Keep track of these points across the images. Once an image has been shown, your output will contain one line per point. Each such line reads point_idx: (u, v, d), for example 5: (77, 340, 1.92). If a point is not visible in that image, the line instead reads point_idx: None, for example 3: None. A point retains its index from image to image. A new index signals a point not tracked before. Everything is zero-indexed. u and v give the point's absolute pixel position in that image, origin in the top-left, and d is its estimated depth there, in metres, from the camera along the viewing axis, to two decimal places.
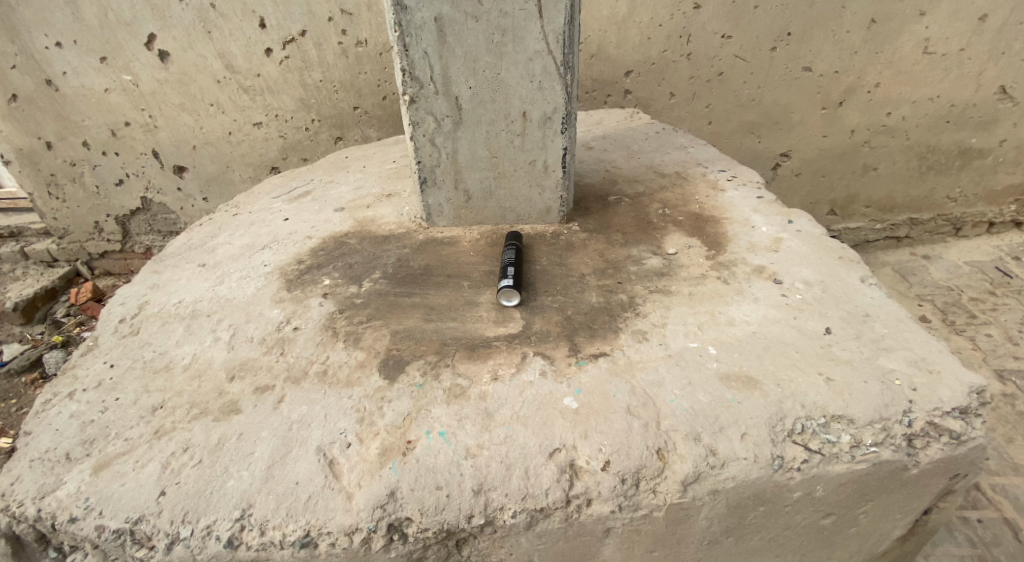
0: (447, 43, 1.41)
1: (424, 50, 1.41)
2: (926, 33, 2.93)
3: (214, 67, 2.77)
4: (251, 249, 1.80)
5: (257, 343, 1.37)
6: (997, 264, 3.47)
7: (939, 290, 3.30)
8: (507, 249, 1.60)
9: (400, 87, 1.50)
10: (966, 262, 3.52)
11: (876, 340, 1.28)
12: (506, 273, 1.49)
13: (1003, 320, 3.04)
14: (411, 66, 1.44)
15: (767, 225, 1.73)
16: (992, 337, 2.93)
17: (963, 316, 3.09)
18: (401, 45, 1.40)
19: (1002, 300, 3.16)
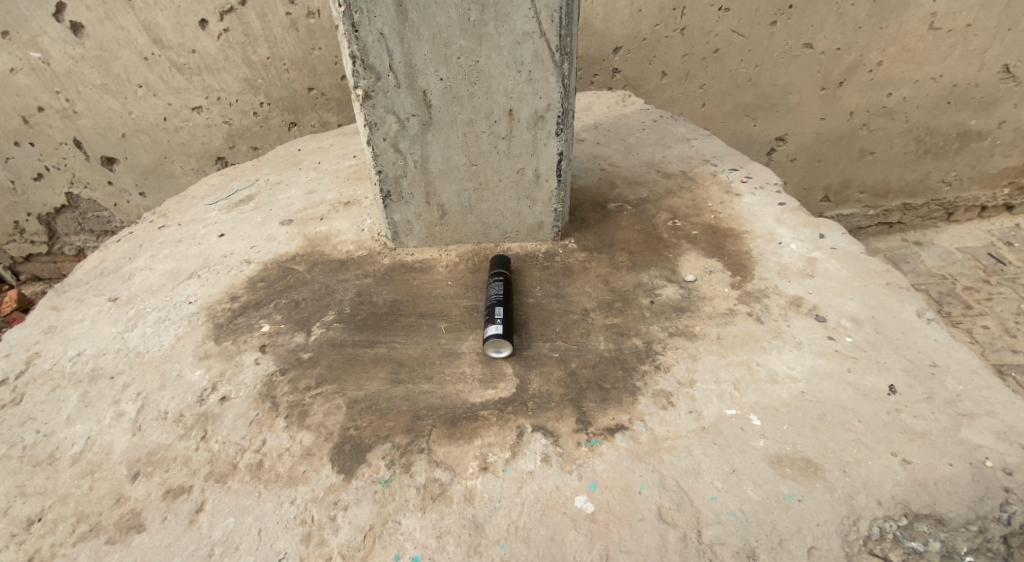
0: (409, 21, 1.07)
1: (379, 32, 1.08)
2: (933, 6, 2.54)
3: (139, 42, 2.25)
4: (174, 278, 1.44)
5: (171, 421, 1.05)
6: (990, 251, 3.03)
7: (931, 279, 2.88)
8: (494, 278, 1.29)
9: (350, 78, 1.16)
10: (958, 248, 3.08)
11: (952, 403, 1.05)
12: (493, 315, 1.18)
13: (999, 311, 2.64)
14: (363, 52, 1.10)
15: (795, 242, 1.47)
16: (989, 329, 2.55)
17: (958, 308, 2.69)
18: (349, 25, 1.06)
19: (997, 289, 2.74)
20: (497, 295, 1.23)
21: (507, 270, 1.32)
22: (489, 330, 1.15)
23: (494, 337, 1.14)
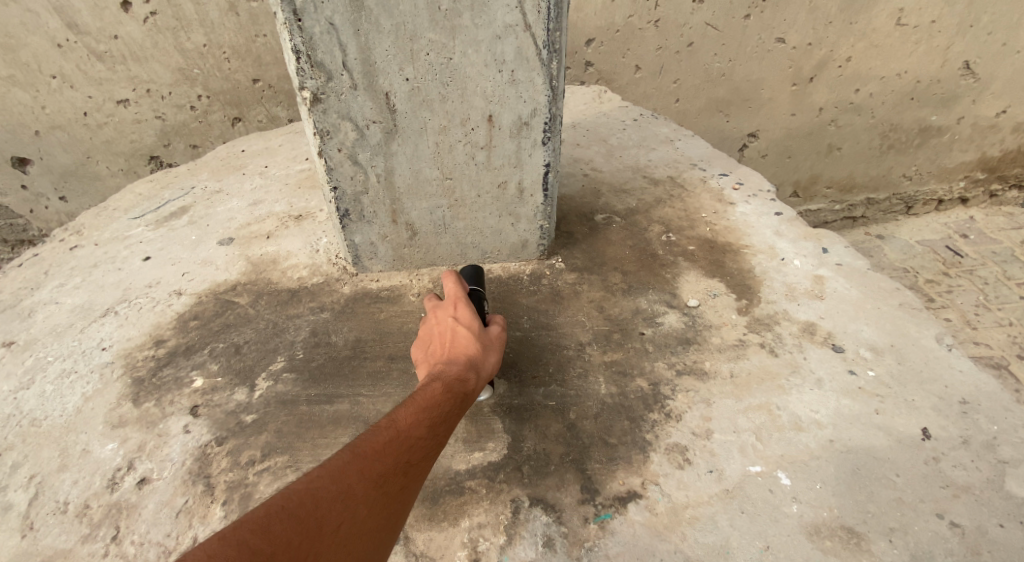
0: (366, 9, 0.87)
1: (328, 22, 0.87)
2: (901, 2, 2.47)
3: (50, 26, 1.93)
4: (85, 315, 1.18)
5: (73, 516, 0.83)
6: (947, 243, 2.99)
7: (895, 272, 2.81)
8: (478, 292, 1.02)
9: (295, 77, 0.95)
10: (920, 240, 3.02)
11: (989, 447, 0.95)
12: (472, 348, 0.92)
13: (960, 303, 2.57)
14: (309, 46, 0.89)
15: (799, 257, 1.33)
16: (950, 322, 2.48)
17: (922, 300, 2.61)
18: (290, 13, 0.85)
19: (956, 281, 2.68)
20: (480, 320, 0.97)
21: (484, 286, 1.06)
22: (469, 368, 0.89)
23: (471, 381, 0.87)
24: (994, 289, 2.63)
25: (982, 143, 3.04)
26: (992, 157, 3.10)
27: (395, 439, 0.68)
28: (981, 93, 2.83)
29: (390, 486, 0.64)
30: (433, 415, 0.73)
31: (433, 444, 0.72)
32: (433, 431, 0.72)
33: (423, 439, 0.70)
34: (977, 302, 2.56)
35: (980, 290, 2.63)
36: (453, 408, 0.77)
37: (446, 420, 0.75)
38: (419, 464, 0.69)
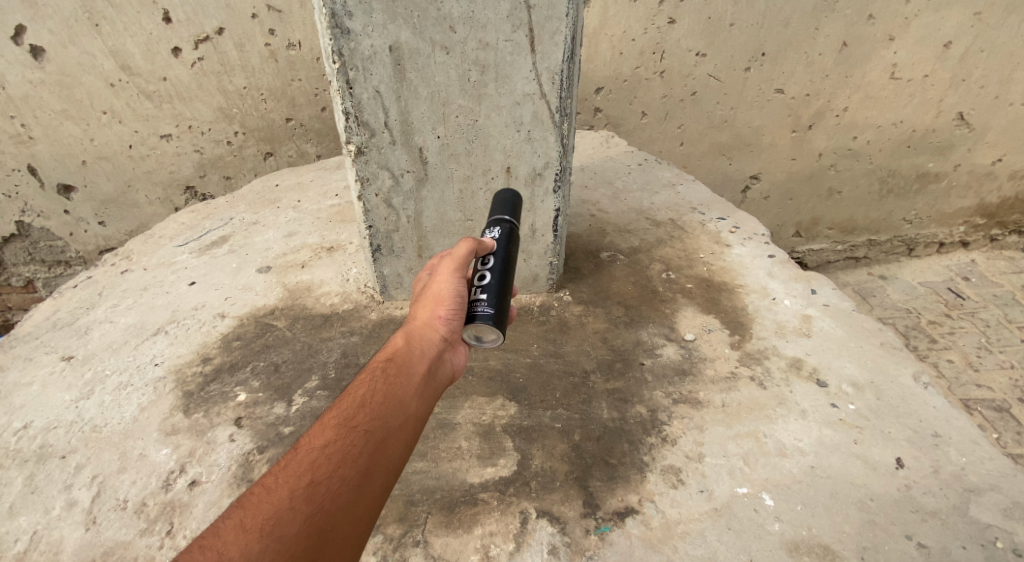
0: (407, 80, 1.02)
1: (375, 89, 1.02)
2: (894, 59, 2.63)
3: (107, 68, 2.12)
4: (138, 334, 1.31)
5: (132, 512, 0.94)
6: (950, 285, 3.08)
7: (898, 313, 2.90)
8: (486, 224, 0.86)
9: (342, 133, 1.10)
10: (921, 282, 3.12)
11: (957, 476, 1.04)
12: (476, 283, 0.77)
13: (962, 345, 2.64)
14: (357, 109, 1.04)
15: (789, 297, 1.44)
16: (953, 364, 2.55)
17: (924, 341, 2.69)
18: (343, 82, 1.00)
19: (958, 323, 2.76)
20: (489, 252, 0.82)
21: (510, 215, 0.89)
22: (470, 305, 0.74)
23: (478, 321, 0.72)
24: (996, 332, 2.70)
25: (980, 189, 3.16)
26: (990, 203, 3.22)
27: (294, 461, 0.57)
28: (976, 142, 2.96)
29: (284, 513, 0.52)
30: (347, 412, 0.62)
31: (363, 430, 0.61)
32: (352, 423, 0.61)
33: (334, 442, 0.59)
34: (979, 344, 2.64)
35: (982, 333, 2.70)
36: (385, 389, 0.65)
37: (373, 402, 0.63)
38: (336, 469, 0.56)
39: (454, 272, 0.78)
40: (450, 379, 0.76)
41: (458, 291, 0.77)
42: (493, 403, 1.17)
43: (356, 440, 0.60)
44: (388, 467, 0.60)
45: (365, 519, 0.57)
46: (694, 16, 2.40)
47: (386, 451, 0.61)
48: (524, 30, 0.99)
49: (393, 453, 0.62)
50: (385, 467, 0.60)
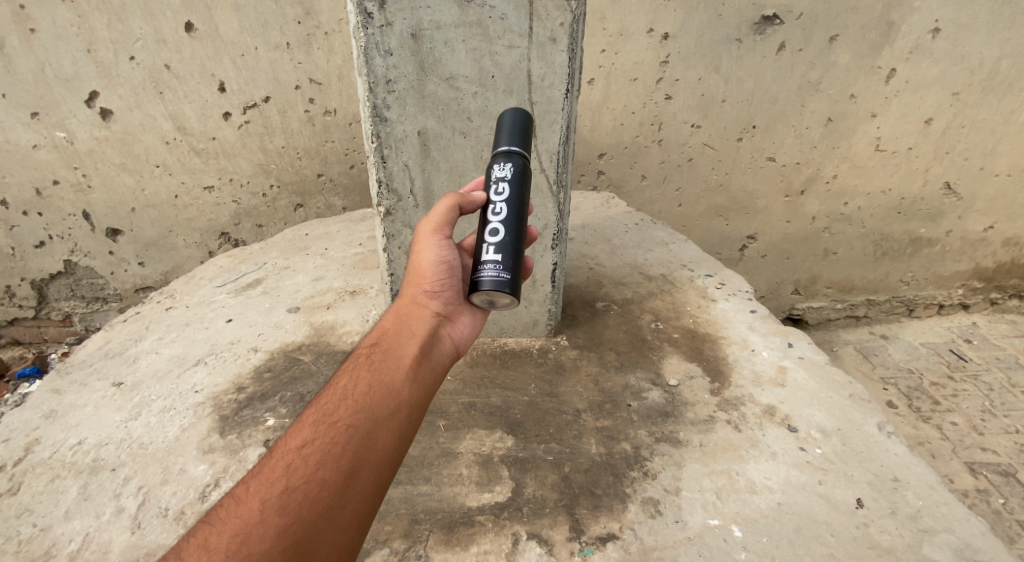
0: (431, 157, 1.31)
1: (404, 163, 1.32)
2: (877, 133, 2.83)
3: (164, 128, 2.39)
4: (180, 363, 1.49)
5: (172, 519, 1.07)
6: (952, 346, 3.18)
7: (901, 372, 2.97)
8: (492, 165, 0.89)
9: (375, 198, 1.38)
10: (921, 342, 3.22)
11: (914, 517, 1.14)
12: (484, 241, 0.84)
13: (965, 407, 2.70)
14: (389, 178, 1.33)
15: (767, 349, 1.58)
16: (958, 426, 2.60)
17: (927, 403, 2.74)
18: (379, 157, 1.30)
19: (961, 386, 2.83)
20: (500, 200, 0.86)
21: (522, 146, 0.91)
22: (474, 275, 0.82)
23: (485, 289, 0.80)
24: (999, 395, 2.77)
25: (974, 255, 3.30)
26: (986, 268, 3.35)
27: (276, 466, 0.70)
28: (965, 209, 3.12)
29: (256, 524, 0.64)
30: (328, 410, 0.76)
31: (340, 426, 0.73)
32: (327, 424, 0.74)
33: (314, 441, 0.72)
34: (982, 407, 2.70)
35: (985, 396, 2.77)
36: (368, 379, 0.79)
37: (349, 398, 0.76)
38: (314, 469, 0.69)
39: (433, 241, 0.91)
40: (450, 347, 0.91)
41: (438, 258, 0.91)
42: (492, 435, 1.30)
43: (330, 437, 0.72)
44: (372, 453, 0.73)
45: (351, 509, 0.69)
46: (688, 92, 2.64)
47: (370, 437, 0.74)
48: None
49: (376, 441, 0.74)
50: (370, 453, 0.73)
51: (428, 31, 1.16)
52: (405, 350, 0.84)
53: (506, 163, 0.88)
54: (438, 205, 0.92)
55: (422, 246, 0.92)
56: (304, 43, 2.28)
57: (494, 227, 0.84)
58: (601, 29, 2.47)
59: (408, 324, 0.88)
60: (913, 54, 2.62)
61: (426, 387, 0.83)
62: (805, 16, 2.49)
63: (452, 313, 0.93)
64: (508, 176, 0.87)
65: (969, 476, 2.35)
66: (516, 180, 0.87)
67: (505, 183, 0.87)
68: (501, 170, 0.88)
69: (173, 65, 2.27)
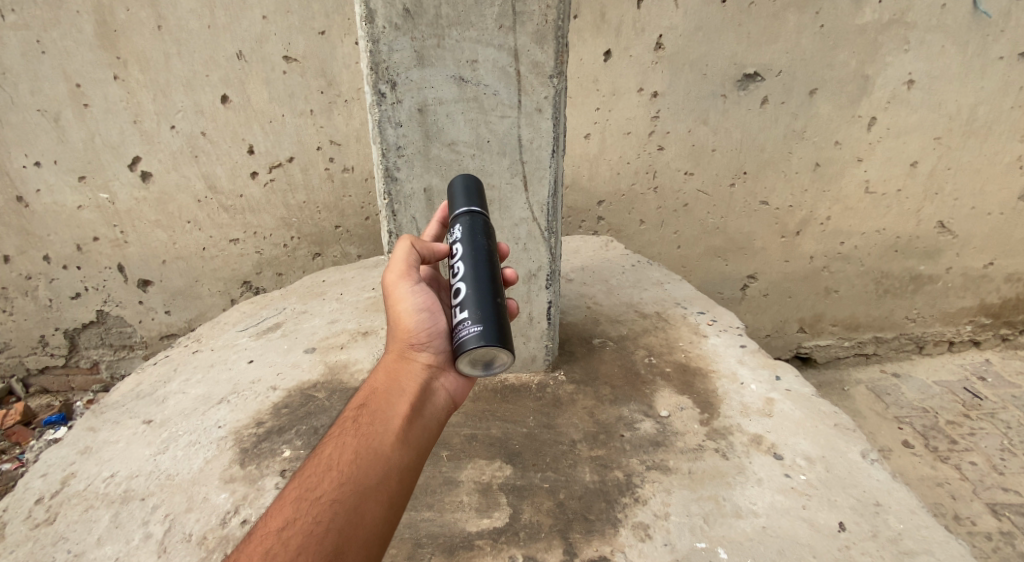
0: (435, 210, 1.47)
1: (411, 216, 1.47)
2: (866, 176, 2.95)
3: (196, 187, 2.61)
4: (206, 402, 1.65)
5: (195, 544, 1.19)
6: (966, 385, 3.17)
7: (915, 411, 2.96)
8: (450, 234, 1.00)
9: (386, 246, 1.54)
10: (935, 380, 3.22)
11: (895, 540, 1.16)
12: (451, 305, 0.89)
13: (983, 446, 2.69)
14: (398, 230, 1.49)
15: (755, 382, 1.66)
16: (977, 466, 2.59)
17: (944, 442, 2.73)
18: (389, 211, 1.46)
19: (978, 424, 2.82)
20: (457, 260, 0.93)
21: (471, 208, 1.01)
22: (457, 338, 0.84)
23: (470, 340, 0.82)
24: (1018, 434, 2.75)
25: (978, 291, 3.33)
26: (992, 304, 3.38)
27: (255, 553, 0.69)
28: (963, 247, 3.19)
29: None
30: (311, 486, 0.76)
31: (324, 503, 0.73)
32: (310, 504, 0.73)
33: (296, 522, 0.71)
34: (1002, 446, 2.68)
35: (1004, 435, 2.75)
36: (353, 447, 0.79)
37: (333, 472, 0.77)
38: (293, 554, 0.68)
39: (404, 287, 0.94)
40: (444, 398, 0.92)
41: (416, 310, 0.92)
42: (492, 464, 1.39)
43: (314, 516, 0.72)
44: (356, 529, 0.73)
45: None
46: (680, 143, 2.81)
47: (352, 511, 0.74)
48: (520, 176, 1.44)
49: (359, 517, 0.74)
50: (353, 530, 0.73)
51: (432, 106, 1.35)
52: (392, 410, 0.85)
53: (458, 228, 0.98)
54: (394, 253, 0.97)
55: (397, 301, 0.94)
56: (326, 110, 2.51)
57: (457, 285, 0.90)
58: (595, 90, 2.67)
59: (398, 381, 0.89)
60: (892, 103, 2.78)
61: (416, 445, 0.84)
62: (784, 72, 2.67)
63: (444, 361, 0.94)
64: (460, 238, 0.96)
65: (992, 519, 2.32)
66: (464, 234, 0.96)
67: (458, 243, 0.95)
68: (454, 235, 0.97)
69: (208, 132, 2.50)
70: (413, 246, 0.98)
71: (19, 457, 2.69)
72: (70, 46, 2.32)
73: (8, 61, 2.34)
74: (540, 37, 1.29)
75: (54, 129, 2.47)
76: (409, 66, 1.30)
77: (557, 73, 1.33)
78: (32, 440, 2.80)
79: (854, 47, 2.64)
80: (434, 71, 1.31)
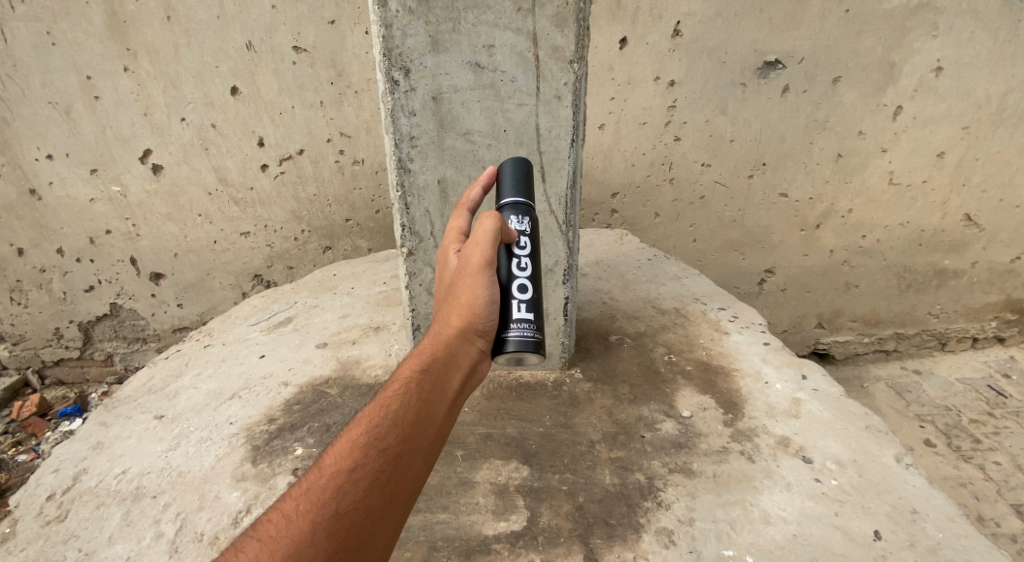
0: (449, 202, 1.42)
1: (425, 209, 1.42)
2: (890, 167, 2.85)
3: (207, 180, 2.58)
4: (217, 398, 1.62)
5: (207, 544, 1.16)
6: (989, 382, 3.07)
7: (937, 410, 2.87)
8: (509, 218, 0.88)
9: (398, 240, 1.49)
10: (957, 377, 3.13)
11: (934, 550, 1.10)
12: (514, 296, 0.78)
13: (1008, 446, 2.61)
14: (411, 223, 1.44)
15: (780, 381, 1.60)
16: (1002, 466, 2.51)
17: (967, 441, 2.65)
18: (402, 204, 1.42)
19: (1003, 423, 2.73)
20: (523, 254, 0.84)
21: (530, 202, 0.92)
22: (512, 332, 0.74)
23: (524, 345, 0.74)
24: None
25: (1004, 286, 3.22)
26: (1019, 299, 3.26)
27: (322, 484, 0.54)
28: (989, 241, 3.08)
29: None
30: (375, 436, 0.57)
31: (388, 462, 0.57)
32: (377, 460, 0.56)
33: (359, 472, 0.55)
34: None
35: None
36: (418, 407, 0.61)
37: (399, 424, 0.59)
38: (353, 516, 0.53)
39: (483, 278, 0.73)
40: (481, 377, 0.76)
41: (489, 298, 0.73)
42: (508, 465, 1.35)
43: (379, 475, 0.55)
44: (408, 490, 0.58)
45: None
46: (698, 134, 2.73)
47: (410, 477, 0.58)
48: (537, 166, 1.39)
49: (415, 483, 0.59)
50: (407, 493, 0.58)
51: (447, 94, 1.29)
52: (452, 381, 0.67)
53: (523, 218, 0.87)
54: (483, 227, 0.77)
55: (475, 273, 0.73)
56: (336, 101, 2.46)
57: (522, 281, 0.80)
58: (610, 79, 2.61)
59: (459, 349, 0.69)
60: (919, 91, 2.68)
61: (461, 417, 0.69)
62: (807, 60, 2.58)
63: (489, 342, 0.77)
64: (526, 233, 0.86)
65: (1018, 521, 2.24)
66: (531, 231, 0.87)
67: (525, 238, 0.86)
68: (520, 226, 0.86)
69: (218, 124, 2.47)
70: (500, 221, 0.80)
71: (35, 448, 2.70)
72: (80, 37, 2.30)
73: (18, 53, 2.32)
74: (560, 20, 1.23)
75: (66, 122, 2.45)
76: (423, 52, 1.25)
77: (577, 58, 1.27)
78: (48, 432, 2.81)
79: (880, 34, 2.54)
80: (449, 57, 1.25)
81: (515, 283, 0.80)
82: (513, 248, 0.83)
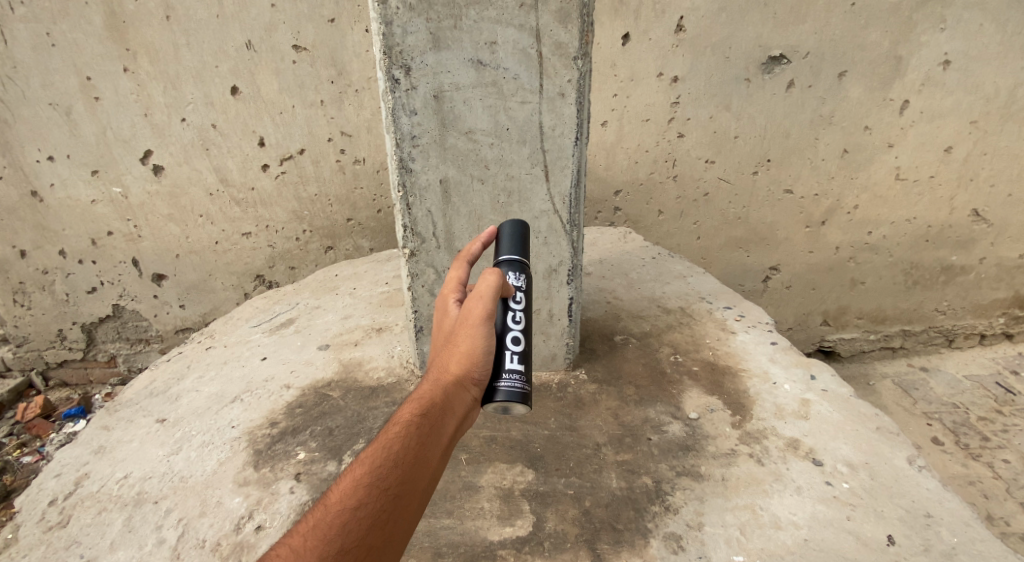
0: (451, 203, 1.40)
1: (427, 209, 1.40)
2: (897, 162, 2.81)
3: (208, 181, 2.57)
4: (219, 401, 1.61)
5: (209, 550, 1.14)
6: (997, 379, 3.04)
7: (945, 407, 2.84)
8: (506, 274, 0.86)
9: (400, 241, 1.47)
10: (964, 375, 3.09)
11: (950, 555, 1.08)
12: (506, 348, 0.76)
13: (1018, 444, 2.57)
14: (413, 223, 1.42)
15: (789, 382, 1.57)
16: (1012, 464, 2.47)
17: (976, 439, 2.61)
18: (404, 204, 1.39)
19: (1012, 420, 2.70)
20: (518, 308, 0.81)
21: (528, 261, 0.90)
22: (502, 383, 0.73)
23: (511, 397, 0.72)
24: None
25: (1013, 282, 3.18)
26: None
27: (326, 521, 0.52)
28: (998, 237, 3.04)
29: None
30: (378, 474, 0.56)
31: (389, 501, 0.56)
32: (379, 498, 0.55)
33: (363, 510, 0.54)
34: None
35: None
36: (419, 448, 0.60)
37: (400, 462, 0.58)
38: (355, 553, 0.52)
39: (483, 330, 0.72)
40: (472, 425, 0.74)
41: (486, 350, 0.72)
42: (513, 469, 1.33)
43: (380, 515, 0.54)
44: (405, 534, 0.57)
45: None
46: (702, 130, 2.70)
47: (408, 519, 0.57)
48: (541, 166, 1.36)
49: (412, 525, 0.58)
50: (403, 535, 0.57)
51: (449, 93, 1.27)
52: (448, 427, 0.65)
53: (520, 274, 0.86)
54: (486, 282, 0.75)
55: (475, 324, 0.72)
56: (337, 100, 2.44)
57: (515, 333, 0.78)
58: (613, 76, 2.58)
59: (457, 394, 0.68)
60: (926, 85, 2.64)
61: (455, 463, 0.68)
62: (812, 55, 2.55)
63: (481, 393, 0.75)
64: (522, 287, 0.85)
65: None
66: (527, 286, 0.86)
67: (521, 293, 0.83)
68: (517, 282, 0.84)
69: (219, 124, 2.46)
70: (502, 276, 0.79)
71: (40, 450, 2.69)
72: (79, 38, 2.28)
73: (18, 54, 2.30)
74: (564, 15, 1.21)
75: (66, 123, 2.43)
76: (424, 50, 1.22)
77: (581, 54, 1.25)
78: (52, 433, 2.80)
79: (887, 27, 2.50)
80: (450, 54, 1.23)
81: (507, 335, 0.78)
82: (509, 300, 0.81)
